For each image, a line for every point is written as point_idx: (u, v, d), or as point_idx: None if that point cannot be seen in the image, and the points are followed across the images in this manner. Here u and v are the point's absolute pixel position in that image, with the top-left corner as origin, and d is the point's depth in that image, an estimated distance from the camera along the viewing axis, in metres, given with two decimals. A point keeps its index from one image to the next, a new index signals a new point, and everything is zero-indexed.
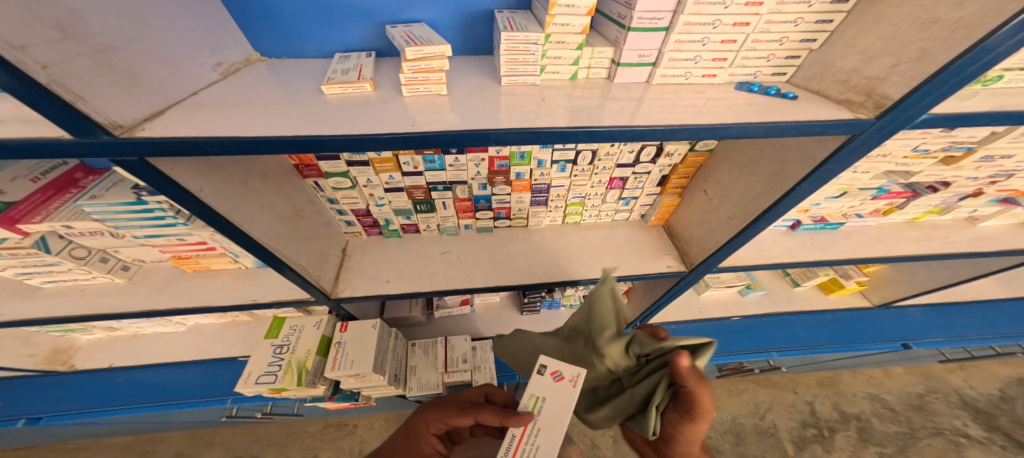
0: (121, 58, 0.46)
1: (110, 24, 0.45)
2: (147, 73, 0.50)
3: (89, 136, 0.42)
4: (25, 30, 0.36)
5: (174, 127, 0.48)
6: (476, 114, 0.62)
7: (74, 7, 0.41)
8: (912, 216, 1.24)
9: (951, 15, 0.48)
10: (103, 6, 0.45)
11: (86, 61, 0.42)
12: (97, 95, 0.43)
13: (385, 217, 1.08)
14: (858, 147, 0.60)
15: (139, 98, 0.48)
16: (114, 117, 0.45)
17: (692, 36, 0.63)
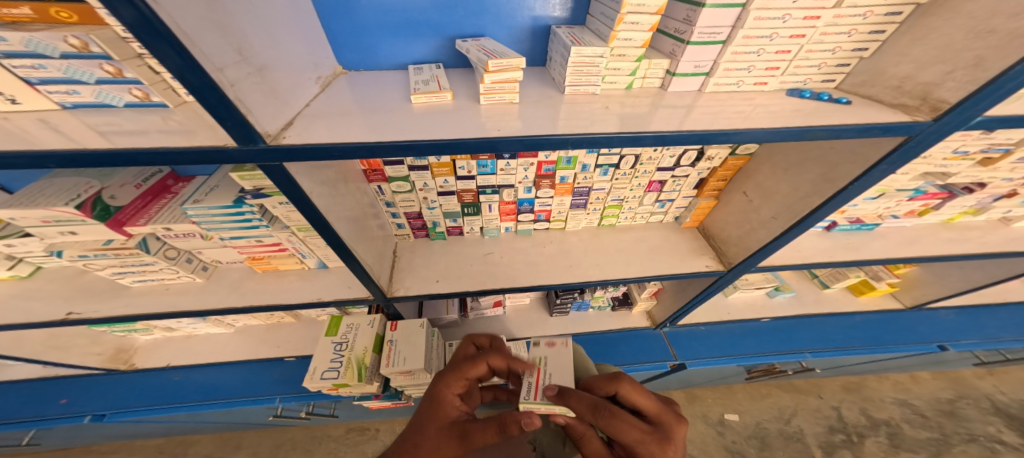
0: (270, 75, 0.52)
1: (266, 47, 0.51)
2: (283, 88, 0.55)
3: (250, 145, 0.47)
4: (219, 53, 0.42)
5: (308, 135, 0.53)
6: (547, 122, 0.67)
7: (247, 33, 0.47)
8: (946, 217, 1.26)
9: (1007, 26, 0.52)
10: (261, 31, 0.51)
11: (252, 78, 0.47)
12: (258, 108, 0.48)
13: (434, 220, 1.13)
14: (913, 148, 0.63)
15: (280, 111, 0.53)
16: (267, 127, 0.50)
17: (750, 48, 0.67)
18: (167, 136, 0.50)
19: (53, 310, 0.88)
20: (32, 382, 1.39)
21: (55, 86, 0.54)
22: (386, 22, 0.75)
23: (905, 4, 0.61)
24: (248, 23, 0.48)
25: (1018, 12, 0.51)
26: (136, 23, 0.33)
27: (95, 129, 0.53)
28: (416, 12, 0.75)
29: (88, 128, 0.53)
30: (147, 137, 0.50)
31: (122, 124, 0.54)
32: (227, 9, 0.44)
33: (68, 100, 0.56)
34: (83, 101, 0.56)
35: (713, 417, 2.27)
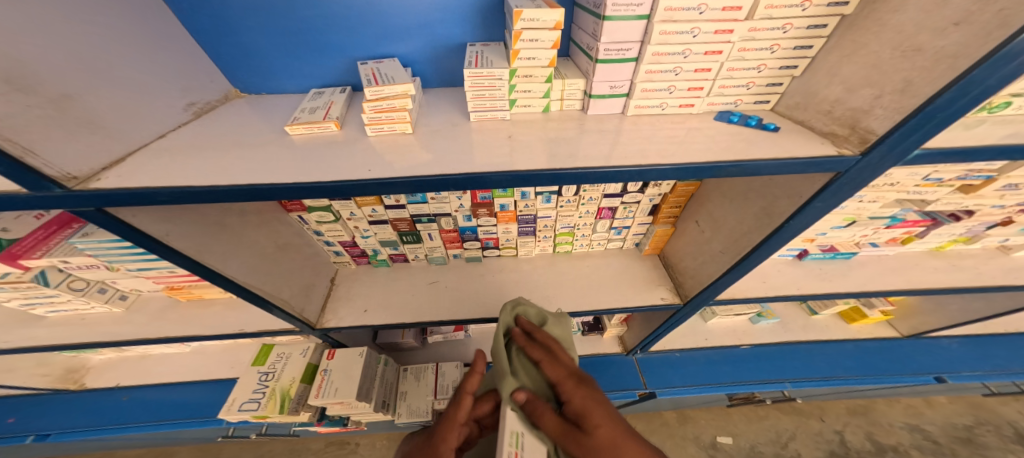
0: (81, 107, 0.48)
1: (67, 75, 0.46)
2: (105, 119, 0.51)
3: (42, 190, 0.43)
4: None
5: (132, 176, 0.49)
6: (442, 153, 0.61)
7: (29, 61, 0.42)
8: (933, 245, 1.14)
9: (933, 43, 0.44)
10: (61, 56, 0.46)
11: (39, 113, 0.43)
12: (49, 146, 0.43)
13: (373, 248, 1.08)
14: (846, 184, 0.55)
15: (97, 146, 0.49)
16: (68, 169, 0.45)
17: (664, 66, 0.60)
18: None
19: None
20: None
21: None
22: (287, 44, 0.72)
23: (827, 16, 0.54)
24: (32, 50, 0.43)
25: (943, 26, 0.43)
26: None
27: None
28: (319, 33, 0.71)
29: None
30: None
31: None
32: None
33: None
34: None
35: (702, 440, 2.09)
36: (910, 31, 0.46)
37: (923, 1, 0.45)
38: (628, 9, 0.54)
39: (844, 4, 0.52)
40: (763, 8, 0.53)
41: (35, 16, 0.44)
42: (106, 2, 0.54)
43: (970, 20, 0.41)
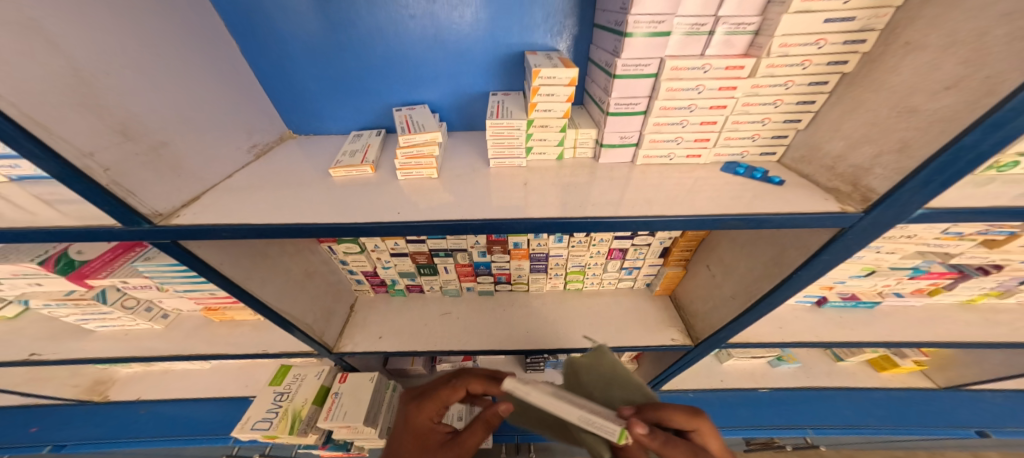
0: (171, 150, 0.55)
1: (167, 127, 0.55)
2: (190, 162, 0.58)
3: (132, 224, 0.50)
4: (93, 139, 0.45)
5: (204, 213, 0.56)
6: (462, 198, 0.66)
7: (139, 114, 0.51)
8: (963, 298, 1.09)
9: (926, 106, 0.46)
10: (162, 111, 0.54)
11: (141, 158, 0.51)
12: (144, 188, 0.51)
13: (391, 278, 1.13)
14: (851, 241, 0.57)
15: (181, 186, 0.56)
16: (157, 207, 0.52)
17: (670, 119, 0.65)
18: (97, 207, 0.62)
19: (15, 353, 0.97)
20: (22, 407, 1.47)
21: (2, 159, 0.61)
22: (330, 89, 0.81)
23: (829, 73, 0.57)
24: (144, 106, 0.52)
25: (935, 91, 0.45)
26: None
27: (43, 200, 0.63)
28: (360, 82, 0.80)
29: (36, 199, 0.63)
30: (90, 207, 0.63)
31: (67, 195, 0.65)
32: (111, 93, 0.48)
33: (14, 171, 0.64)
34: (25, 172, 0.64)
35: None
36: (904, 94, 0.49)
37: (914, 65, 0.48)
38: (637, 69, 0.59)
39: (844, 63, 0.56)
40: (765, 67, 0.57)
41: (147, 78, 0.53)
42: (203, 63, 0.63)
43: (960, 86, 0.43)
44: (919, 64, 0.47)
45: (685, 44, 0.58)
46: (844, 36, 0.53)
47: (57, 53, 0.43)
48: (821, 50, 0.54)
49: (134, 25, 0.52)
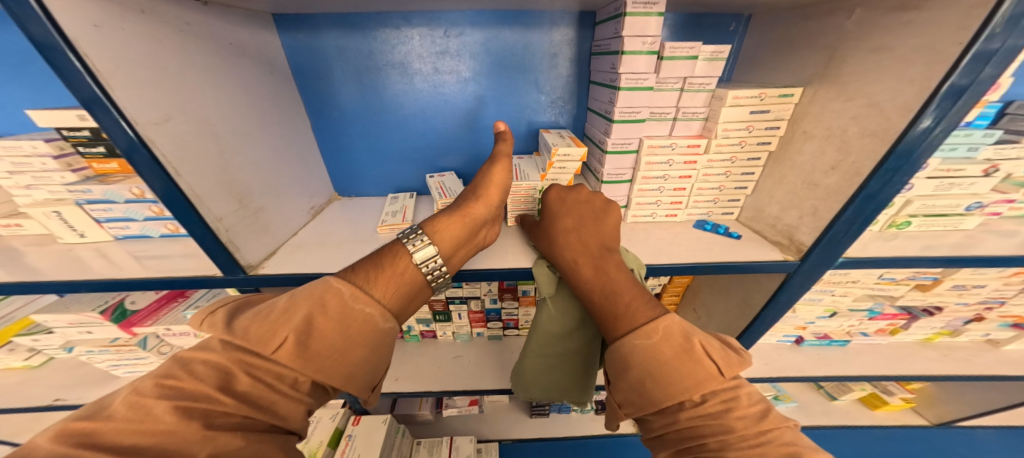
0: (263, 212, 0.78)
1: (262, 195, 0.78)
2: (272, 222, 0.81)
3: (232, 271, 0.70)
4: (223, 207, 0.67)
5: (284, 263, 0.75)
6: (488, 253, 0.83)
7: (248, 186, 0.74)
8: (921, 337, 1.20)
9: (823, 181, 0.61)
10: (260, 185, 0.78)
11: (245, 219, 0.72)
12: (245, 243, 0.71)
13: (408, 324, 1.25)
14: (798, 283, 0.71)
15: (266, 240, 0.78)
16: (250, 260, 0.73)
17: (652, 186, 0.81)
18: (183, 261, 0.75)
19: (42, 398, 1.06)
20: None
21: (115, 223, 0.79)
22: (375, 159, 1.06)
23: (759, 151, 0.74)
24: (252, 180, 0.76)
25: (827, 170, 0.60)
26: (148, 181, 0.56)
27: (133, 255, 0.78)
28: (398, 153, 1.06)
29: (129, 255, 0.77)
30: (171, 262, 0.75)
31: (154, 251, 0.78)
32: (237, 173, 0.71)
33: (120, 233, 0.81)
34: (130, 233, 0.81)
35: None
36: (808, 171, 0.65)
37: (811, 149, 0.64)
38: (623, 146, 0.77)
39: (769, 143, 0.72)
40: (714, 146, 0.74)
41: (255, 160, 0.77)
42: (288, 148, 0.89)
43: (841, 167, 0.58)
44: (813, 149, 0.63)
45: (656, 127, 0.77)
46: (766, 123, 0.70)
47: (215, 148, 0.67)
48: (752, 134, 0.71)
49: (253, 124, 0.78)
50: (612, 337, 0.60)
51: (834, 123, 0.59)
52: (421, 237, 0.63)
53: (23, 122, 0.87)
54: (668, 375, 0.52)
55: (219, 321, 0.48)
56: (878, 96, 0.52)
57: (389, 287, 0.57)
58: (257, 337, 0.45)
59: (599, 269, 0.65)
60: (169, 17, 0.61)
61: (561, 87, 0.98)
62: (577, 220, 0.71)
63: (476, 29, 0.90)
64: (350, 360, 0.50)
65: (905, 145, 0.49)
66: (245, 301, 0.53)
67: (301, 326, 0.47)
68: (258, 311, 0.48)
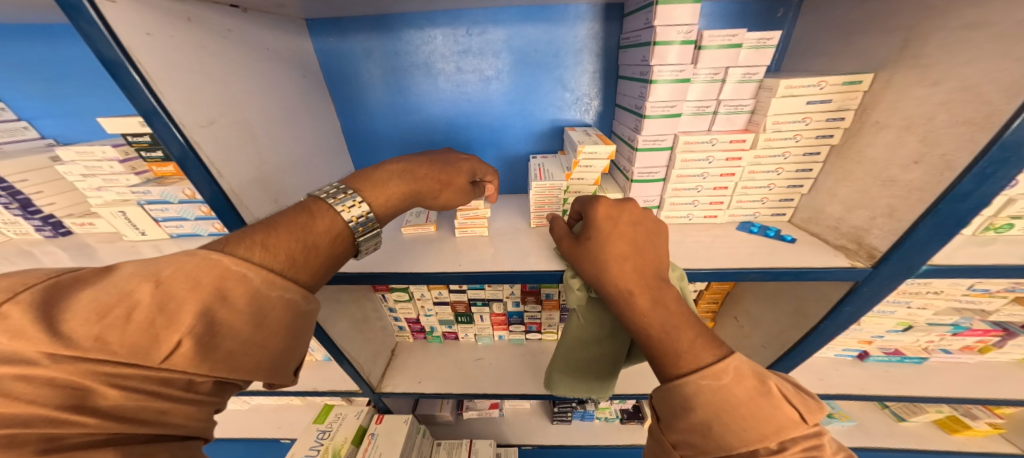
0: None
1: (296, 195, 0.80)
2: None
3: None
4: (260, 206, 0.69)
5: None
6: (511, 255, 0.80)
7: (283, 187, 0.76)
8: (1018, 356, 1.02)
9: (903, 177, 0.53)
10: (294, 185, 0.80)
11: None
12: None
13: (431, 325, 1.26)
14: (867, 294, 0.62)
15: None
16: None
17: (688, 185, 0.75)
18: None
19: None
20: None
21: (171, 222, 0.83)
22: None
23: (817, 145, 0.66)
24: (287, 181, 0.78)
25: (907, 164, 0.52)
26: (195, 183, 0.58)
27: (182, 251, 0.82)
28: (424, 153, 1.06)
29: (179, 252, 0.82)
30: None
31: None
32: (273, 174, 0.73)
33: (175, 231, 0.85)
34: (184, 231, 0.85)
35: None
36: (882, 167, 0.56)
37: (885, 141, 0.55)
38: (656, 143, 0.72)
39: (830, 136, 0.64)
40: (763, 140, 0.67)
41: (290, 161, 0.79)
42: (320, 150, 0.92)
43: (925, 161, 0.50)
44: (888, 141, 0.55)
45: (693, 122, 0.72)
46: (826, 114, 0.62)
47: (253, 150, 0.69)
48: (809, 126, 0.64)
49: (288, 127, 0.80)
50: (667, 376, 0.56)
51: (916, 111, 0.51)
52: (352, 198, 0.57)
53: (93, 129, 0.96)
54: (740, 420, 0.49)
55: (26, 322, 0.33)
56: (972, 76, 0.44)
57: (295, 258, 0.50)
58: (131, 346, 0.36)
59: (658, 302, 0.57)
60: (211, 23, 0.63)
61: (588, 82, 0.94)
62: (632, 248, 0.61)
63: (504, 26, 0.87)
64: (271, 350, 0.47)
65: (1013, 134, 0.40)
66: (74, 283, 0.37)
67: (202, 324, 0.40)
68: (104, 295, 0.37)
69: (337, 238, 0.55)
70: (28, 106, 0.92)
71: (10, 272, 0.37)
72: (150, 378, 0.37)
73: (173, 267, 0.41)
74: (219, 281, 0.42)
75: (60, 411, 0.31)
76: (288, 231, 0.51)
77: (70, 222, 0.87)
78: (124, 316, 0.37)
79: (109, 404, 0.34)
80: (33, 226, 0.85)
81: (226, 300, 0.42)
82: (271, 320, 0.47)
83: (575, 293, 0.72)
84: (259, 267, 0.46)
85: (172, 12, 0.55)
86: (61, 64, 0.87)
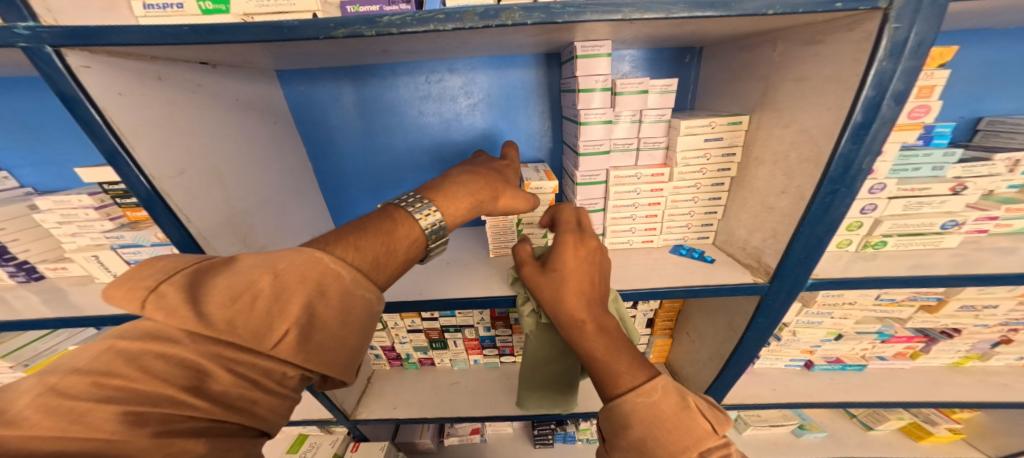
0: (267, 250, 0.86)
1: (264, 234, 0.86)
2: None
3: None
4: (227, 246, 0.74)
5: None
6: (468, 284, 0.86)
7: (252, 226, 0.82)
8: (948, 360, 1.09)
9: (778, 205, 0.62)
10: (263, 224, 0.86)
11: None
12: None
13: (406, 352, 1.29)
14: (773, 305, 0.70)
15: None
16: None
17: (623, 214, 0.83)
18: None
19: None
20: None
21: None
22: (372, 196, 1.15)
23: (721, 177, 0.76)
24: (257, 219, 0.84)
25: (778, 193, 0.61)
26: (161, 224, 0.65)
27: None
28: (392, 189, 1.14)
29: None
30: None
31: None
32: (243, 215, 0.80)
33: None
34: None
35: None
36: (764, 196, 0.65)
37: (762, 174, 0.65)
38: (591, 178, 0.80)
39: (728, 170, 0.75)
40: (677, 174, 0.76)
41: (260, 202, 0.86)
42: (290, 189, 0.98)
43: (789, 191, 0.59)
44: (766, 174, 0.65)
45: (623, 157, 0.81)
46: (722, 150, 0.73)
47: (223, 193, 0.75)
48: (710, 161, 0.74)
49: (258, 169, 0.87)
50: (607, 395, 0.60)
51: (779, 148, 0.61)
52: (428, 208, 0.60)
53: (74, 177, 1.02)
54: (667, 433, 0.54)
55: (178, 301, 0.40)
56: (807, 122, 0.54)
57: (382, 265, 0.54)
58: (249, 331, 0.42)
59: (597, 325, 0.62)
60: (184, 80, 0.71)
61: (538, 122, 1.05)
62: (575, 278, 0.65)
63: (457, 73, 0.98)
64: (348, 348, 0.50)
65: (835, 171, 0.50)
66: (202, 267, 0.44)
67: (303, 318, 0.45)
68: (235, 283, 0.43)
69: (414, 244, 0.58)
70: (12, 156, 0.98)
71: (168, 257, 0.46)
72: (257, 364, 0.43)
73: (286, 261, 0.46)
74: (319, 280, 0.47)
75: (180, 392, 0.38)
76: (377, 238, 0.54)
77: (43, 267, 0.91)
78: (250, 301, 0.43)
79: (222, 387, 0.41)
80: (7, 272, 0.89)
81: (324, 295, 0.47)
82: (354, 319, 0.50)
83: (526, 318, 0.77)
84: (349, 267, 0.50)
85: (144, 73, 0.63)
86: (48, 119, 0.94)
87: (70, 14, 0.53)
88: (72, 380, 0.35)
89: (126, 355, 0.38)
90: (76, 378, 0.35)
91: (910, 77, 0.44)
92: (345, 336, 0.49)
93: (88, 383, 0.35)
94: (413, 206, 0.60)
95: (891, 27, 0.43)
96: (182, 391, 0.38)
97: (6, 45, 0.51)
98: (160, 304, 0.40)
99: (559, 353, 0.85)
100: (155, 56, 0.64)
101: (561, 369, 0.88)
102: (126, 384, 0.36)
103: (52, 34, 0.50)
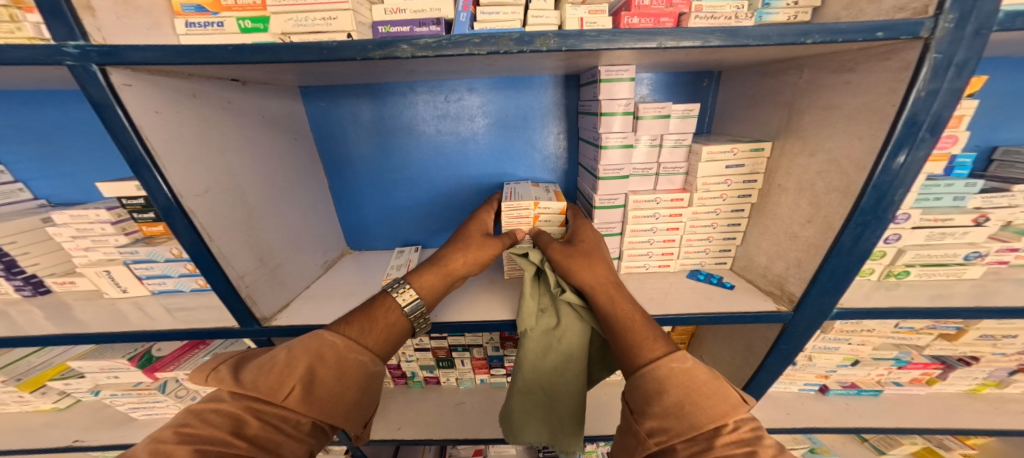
0: (281, 268, 0.85)
1: (280, 252, 0.85)
2: (287, 276, 0.87)
3: (245, 323, 0.75)
4: (243, 266, 0.73)
5: (295, 315, 0.80)
6: (483, 305, 0.85)
7: (268, 244, 0.81)
8: (964, 387, 1.08)
9: (803, 234, 0.62)
10: (280, 241, 0.85)
11: (264, 276, 0.79)
12: (261, 299, 0.77)
13: (412, 370, 1.26)
14: (796, 333, 0.69)
15: (280, 294, 0.83)
16: (265, 312, 0.78)
17: (641, 238, 0.83)
18: (206, 312, 0.82)
19: (64, 441, 1.12)
20: None
21: (154, 279, 0.86)
22: (384, 212, 1.14)
23: (741, 204, 0.76)
24: (274, 237, 0.83)
25: (803, 222, 0.62)
26: (183, 240, 0.64)
27: (162, 306, 0.85)
28: (406, 206, 1.13)
29: (158, 306, 0.85)
30: (196, 313, 0.82)
31: (184, 304, 0.85)
32: (262, 232, 0.79)
33: (158, 287, 0.88)
34: (166, 287, 0.88)
35: None
36: (787, 224, 0.66)
37: (786, 202, 0.66)
38: (609, 201, 0.80)
39: (749, 196, 0.75)
40: (697, 199, 0.77)
41: (277, 218, 0.85)
42: (307, 205, 0.98)
43: (815, 220, 0.60)
44: (789, 203, 0.65)
45: (642, 182, 0.81)
46: (743, 177, 0.73)
47: (244, 210, 0.75)
48: (732, 186, 0.74)
49: (279, 185, 0.87)
50: (635, 368, 0.59)
51: (804, 177, 0.61)
52: (409, 291, 0.68)
53: (88, 190, 1.01)
54: (704, 398, 0.52)
55: (227, 372, 0.52)
56: (835, 152, 0.55)
57: (381, 337, 0.62)
58: (266, 387, 0.50)
59: (620, 298, 0.67)
60: (216, 97, 0.71)
61: (554, 142, 1.05)
62: (594, 256, 0.73)
63: (476, 92, 0.99)
64: (349, 401, 0.55)
65: (867, 203, 0.51)
66: (245, 354, 0.57)
67: (307, 377, 0.53)
68: (265, 358, 0.54)
69: (394, 312, 0.65)
70: (26, 168, 0.97)
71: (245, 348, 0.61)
72: (277, 415, 0.50)
73: (304, 338, 0.57)
74: (319, 349, 0.56)
75: (227, 435, 0.46)
76: (367, 315, 0.63)
77: (51, 281, 0.90)
78: (269, 368, 0.53)
79: (253, 431, 0.48)
80: (13, 286, 0.87)
81: (323, 359, 0.55)
82: (351, 375, 0.56)
83: (524, 324, 0.77)
84: (344, 335, 0.59)
85: (180, 91, 0.63)
86: (67, 132, 0.94)
87: (119, 33, 0.54)
88: (162, 432, 0.44)
89: (191, 414, 0.47)
90: (164, 431, 0.45)
91: (940, 114, 0.45)
92: (345, 391, 0.55)
93: (170, 431, 0.45)
94: (394, 287, 0.68)
95: (932, 57, 0.44)
96: (228, 434, 0.46)
97: (52, 62, 0.51)
98: (218, 376, 0.51)
99: (562, 362, 0.81)
100: (192, 74, 0.65)
101: (567, 383, 0.82)
102: (192, 430, 0.45)
103: (100, 52, 0.51)
